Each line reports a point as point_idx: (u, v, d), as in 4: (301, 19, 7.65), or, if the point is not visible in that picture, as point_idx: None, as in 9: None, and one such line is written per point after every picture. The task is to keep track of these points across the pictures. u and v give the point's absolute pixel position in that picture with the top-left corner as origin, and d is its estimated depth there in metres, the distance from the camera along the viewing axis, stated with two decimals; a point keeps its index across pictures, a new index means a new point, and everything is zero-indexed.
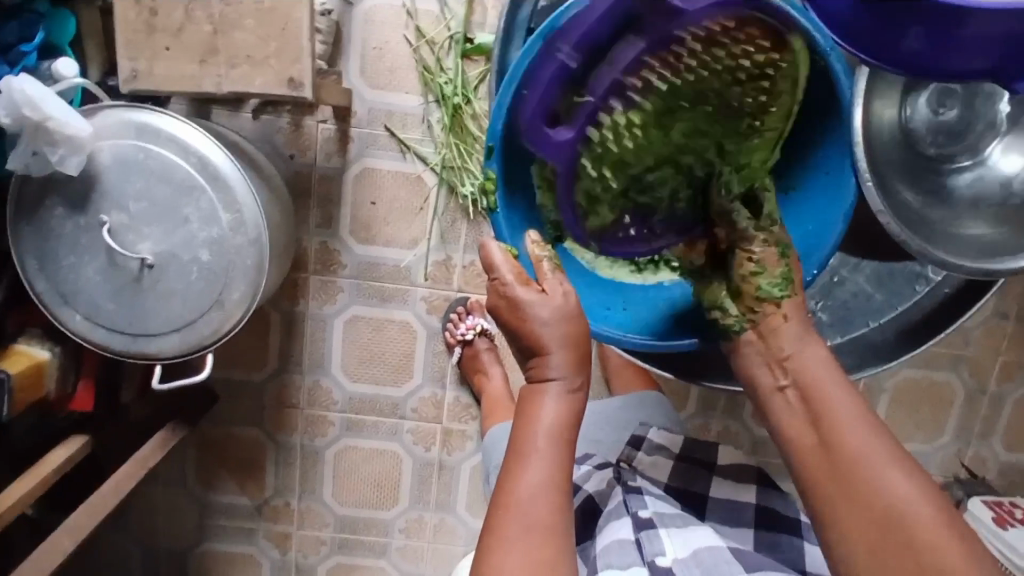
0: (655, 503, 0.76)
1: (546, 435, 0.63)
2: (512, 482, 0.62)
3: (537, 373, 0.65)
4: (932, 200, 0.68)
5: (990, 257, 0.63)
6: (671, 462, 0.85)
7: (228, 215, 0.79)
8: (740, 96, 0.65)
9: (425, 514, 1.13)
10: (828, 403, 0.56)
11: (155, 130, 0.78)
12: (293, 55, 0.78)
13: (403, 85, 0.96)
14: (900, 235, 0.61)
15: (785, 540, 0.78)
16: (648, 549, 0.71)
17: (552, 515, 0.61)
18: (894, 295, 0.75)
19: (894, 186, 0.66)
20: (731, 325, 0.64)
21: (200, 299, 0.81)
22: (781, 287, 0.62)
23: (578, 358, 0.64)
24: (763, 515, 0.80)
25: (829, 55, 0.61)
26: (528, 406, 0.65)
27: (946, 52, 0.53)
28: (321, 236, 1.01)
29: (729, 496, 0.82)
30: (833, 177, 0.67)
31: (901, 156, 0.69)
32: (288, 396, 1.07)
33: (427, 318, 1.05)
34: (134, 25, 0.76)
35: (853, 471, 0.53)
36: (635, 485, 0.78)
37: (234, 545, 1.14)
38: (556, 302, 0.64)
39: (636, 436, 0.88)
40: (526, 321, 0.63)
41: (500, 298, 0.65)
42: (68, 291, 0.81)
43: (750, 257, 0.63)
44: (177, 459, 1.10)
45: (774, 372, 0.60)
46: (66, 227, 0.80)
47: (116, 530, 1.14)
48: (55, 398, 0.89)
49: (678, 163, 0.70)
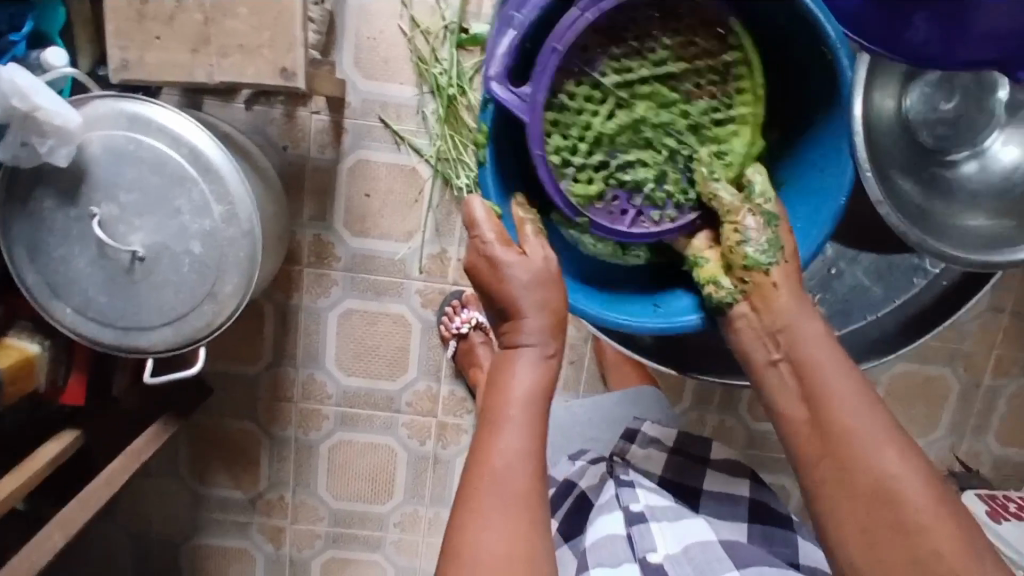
0: (647, 495, 0.76)
1: (519, 404, 0.61)
2: (486, 453, 0.60)
3: (512, 338, 0.62)
4: (932, 191, 0.68)
5: (989, 250, 0.63)
6: (663, 455, 0.85)
7: (221, 208, 0.78)
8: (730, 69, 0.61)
9: (420, 508, 1.12)
10: (823, 376, 0.56)
11: (146, 120, 0.77)
12: (287, 44, 0.76)
13: (398, 76, 0.95)
14: (897, 225, 0.62)
15: (780, 533, 0.78)
16: (641, 544, 0.71)
17: (528, 484, 0.60)
18: (892, 288, 0.75)
19: (894, 175, 0.65)
20: (723, 300, 0.63)
21: (192, 292, 0.81)
22: (768, 253, 0.61)
23: (554, 323, 0.62)
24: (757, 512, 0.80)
25: (837, 48, 0.56)
26: (501, 373, 0.63)
27: (954, 40, 0.52)
28: (315, 229, 1.00)
29: (723, 488, 0.82)
30: (825, 177, 0.63)
31: (900, 143, 0.68)
32: (282, 389, 1.06)
33: (422, 311, 1.04)
34: (124, 12, 0.75)
35: (848, 449, 0.53)
36: (627, 479, 0.78)
37: (227, 539, 1.14)
38: (535, 265, 0.61)
39: (629, 429, 0.88)
40: (503, 285, 0.61)
41: (479, 258, 0.62)
42: (58, 283, 0.80)
43: (737, 228, 0.61)
44: (171, 453, 1.09)
45: (768, 346, 0.59)
46: (56, 219, 0.78)
47: (108, 525, 1.14)
48: (46, 392, 0.88)
49: (659, 141, 0.62)
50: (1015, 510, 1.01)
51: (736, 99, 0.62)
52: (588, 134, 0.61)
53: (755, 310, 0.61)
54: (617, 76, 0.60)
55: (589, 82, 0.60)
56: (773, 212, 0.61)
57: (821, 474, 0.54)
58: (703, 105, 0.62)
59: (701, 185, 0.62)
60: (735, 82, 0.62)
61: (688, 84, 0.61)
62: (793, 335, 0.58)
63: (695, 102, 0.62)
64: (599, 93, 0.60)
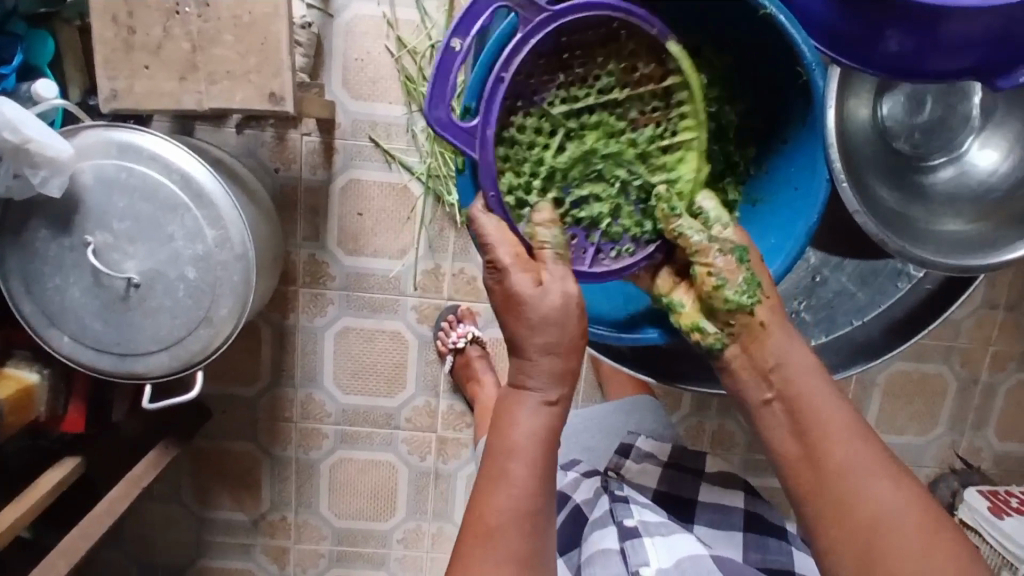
0: (641, 511, 0.75)
1: (522, 460, 0.53)
2: (482, 505, 0.54)
3: (518, 378, 0.54)
4: (909, 199, 0.68)
5: (972, 254, 0.63)
6: (658, 470, 0.85)
7: (213, 232, 0.79)
8: (672, 95, 0.57)
9: (422, 524, 1.12)
10: (816, 408, 0.53)
11: (137, 148, 0.77)
12: (274, 69, 0.77)
13: (386, 95, 0.96)
14: (877, 235, 0.61)
15: (774, 542, 0.77)
16: (633, 559, 0.70)
17: (527, 545, 0.54)
18: (878, 293, 0.75)
19: (872, 185, 0.65)
20: (713, 345, 0.57)
21: (187, 316, 0.81)
22: (749, 292, 0.55)
23: (568, 367, 0.53)
24: (752, 518, 0.80)
25: (814, 72, 0.55)
26: (500, 418, 0.55)
27: (928, 54, 0.53)
28: (309, 249, 1.01)
29: (717, 499, 0.83)
30: (801, 192, 0.62)
31: (877, 153, 0.69)
32: (281, 409, 1.07)
33: (418, 327, 1.05)
34: (112, 44, 0.76)
35: (843, 487, 0.52)
36: (621, 494, 0.78)
37: (231, 561, 1.14)
38: (550, 303, 0.51)
39: (624, 444, 0.88)
40: (514, 320, 0.52)
41: (493, 284, 0.53)
42: (55, 312, 0.81)
43: (710, 272, 0.56)
44: (172, 476, 1.10)
45: (759, 384, 0.55)
46: (50, 249, 0.79)
47: (112, 550, 1.14)
48: (45, 421, 0.88)
49: (610, 172, 0.59)
50: (1018, 506, 1.01)
51: (680, 126, 0.58)
52: (540, 170, 0.57)
53: (744, 347, 0.56)
54: (564, 105, 0.57)
55: (538, 113, 0.57)
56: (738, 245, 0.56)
57: (816, 509, 0.53)
58: (649, 133, 0.58)
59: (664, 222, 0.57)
60: (678, 107, 0.58)
61: (633, 111, 0.58)
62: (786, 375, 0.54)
63: (641, 130, 0.58)
64: (547, 124, 0.57)
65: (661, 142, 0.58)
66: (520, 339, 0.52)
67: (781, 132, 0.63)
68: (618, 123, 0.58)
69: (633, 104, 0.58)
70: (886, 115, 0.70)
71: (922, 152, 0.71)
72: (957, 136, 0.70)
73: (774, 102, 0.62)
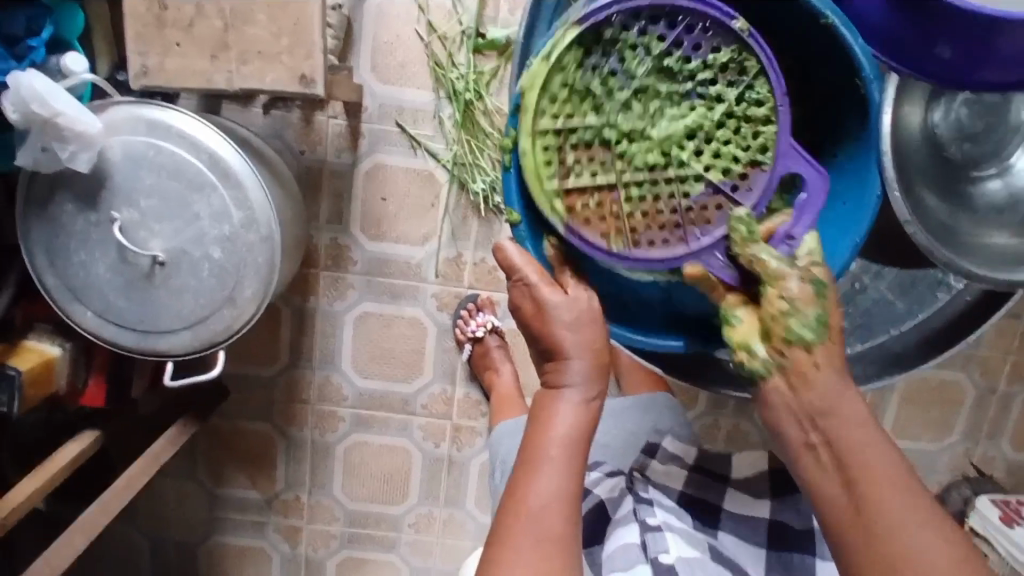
0: (664, 514, 0.76)
1: (559, 444, 0.58)
2: (523, 490, 0.58)
3: (553, 379, 0.59)
4: (958, 209, 0.64)
5: (1018, 267, 0.59)
6: (683, 473, 0.85)
7: (240, 213, 0.79)
8: (634, 205, 0.54)
9: (434, 509, 1.13)
10: (854, 447, 0.49)
11: (165, 126, 0.77)
12: (306, 51, 0.77)
13: (415, 80, 0.95)
14: (928, 246, 0.57)
15: (797, 558, 0.75)
16: (653, 547, 0.71)
17: (562, 525, 0.57)
18: (917, 304, 0.71)
19: (920, 191, 0.61)
20: (756, 370, 0.54)
21: (211, 297, 0.81)
22: (814, 330, 0.52)
23: (598, 365, 0.58)
24: (777, 535, 0.78)
25: (871, 83, 0.54)
26: (540, 413, 0.60)
27: (980, 62, 0.53)
28: (331, 233, 1.01)
29: (743, 509, 0.80)
30: (850, 209, 0.58)
31: (929, 163, 0.64)
32: (298, 391, 1.07)
33: (437, 314, 1.04)
34: (144, 20, 0.75)
35: (876, 505, 0.48)
36: (646, 496, 0.79)
37: (244, 539, 1.15)
38: (579, 304, 0.57)
39: (650, 447, 0.89)
40: (548, 327, 0.57)
41: (523, 300, 0.58)
42: (78, 287, 0.81)
43: (781, 294, 0.52)
44: (189, 453, 1.11)
45: (804, 427, 0.51)
46: (76, 223, 0.79)
47: (128, 524, 1.15)
48: (66, 394, 0.89)
49: (640, 109, 0.53)
50: None
51: (626, 190, 0.53)
52: (671, 83, 0.53)
53: (793, 389, 0.52)
54: (709, 143, 0.53)
55: (716, 116, 0.53)
56: (823, 281, 0.53)
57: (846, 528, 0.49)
58: (647, 168, 0.53)
59: (740, 248, 0.52)
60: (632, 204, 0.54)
61: (656, 178, 0.53)
62: (837, 421, 0.50)
63: (647, 171, 0.53)
64: (700, 111, 0.53)
65: (632, 171, 0.53)
66: (551, 339, 0.57)
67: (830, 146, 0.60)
68: (657, 154, 0.53)
69: (642, 195, 0.54)
70: (937, 123, 0.65)
71: (970, 163, 0.67)
72: (1006, 147, 0.67)
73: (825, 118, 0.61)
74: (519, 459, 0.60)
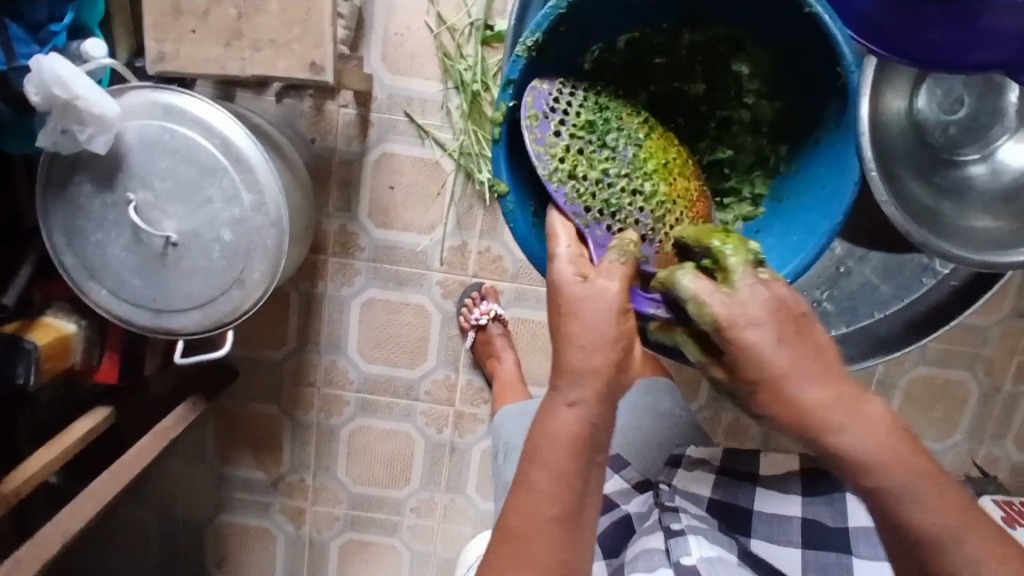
0: (689, 518, 0.74)
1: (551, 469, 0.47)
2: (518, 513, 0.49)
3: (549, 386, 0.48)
4: (940, 193, 0.65)
5: (1000, 249, 0.59)
6: (712, 476, 0.81)
7: (250, 196, 0.81)
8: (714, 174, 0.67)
9: (435, 495, 1.15)
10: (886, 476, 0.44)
11: (181, 111, 0.80)
12: (315, 40, 0.79)
13: (424, 71, 0.97)
14: (903, 225, 0.58)
15: (834, 560, 0.73)
16: (675, 550, 0.70)
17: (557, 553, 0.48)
18: (902, 288, 0.72)
19: (902, 176, 0.62)
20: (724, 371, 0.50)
21: (221, 278, 0.84)
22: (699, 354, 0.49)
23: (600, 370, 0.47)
24: (810, 536, 0.75)
25: (853, 74, 0.57)
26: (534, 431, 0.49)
27: (967, 45, 0.51)
28: (340, 220, 1.03)
29: (775, 510, 0.77)
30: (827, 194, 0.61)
31: (911, 146, 0.66)
32: (305, 374, 1.09)
33: (442, 302, 1.06)
34: (161, 7, 0.78)
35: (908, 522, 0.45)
36: (671, 503, 0.77)
37: (250, 519, 1.18)
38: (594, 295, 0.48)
39: (675, 455, 0.86)
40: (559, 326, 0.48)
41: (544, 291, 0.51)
42: (95, 266, 0.84)
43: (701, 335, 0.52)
44: (199, 433, 1.14)
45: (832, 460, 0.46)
46: (93, 204, 0.82)
47: (138, 501, 1.18)
48: (80, 370, 0.92)
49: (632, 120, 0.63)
50: None
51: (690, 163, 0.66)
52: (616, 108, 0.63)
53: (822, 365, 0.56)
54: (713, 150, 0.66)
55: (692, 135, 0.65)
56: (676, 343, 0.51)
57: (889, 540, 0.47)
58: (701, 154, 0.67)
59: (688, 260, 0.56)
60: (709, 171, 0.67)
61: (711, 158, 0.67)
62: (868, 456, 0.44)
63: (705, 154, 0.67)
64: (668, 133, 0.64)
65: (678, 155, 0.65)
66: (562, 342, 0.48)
67: (814, 132, 0.64)
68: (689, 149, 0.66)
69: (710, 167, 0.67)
70: (921, 108, 0.67)
71: (955, 147, 0.68)
72: (990, 132, 0.67)
73: (810, 104, 0.64)
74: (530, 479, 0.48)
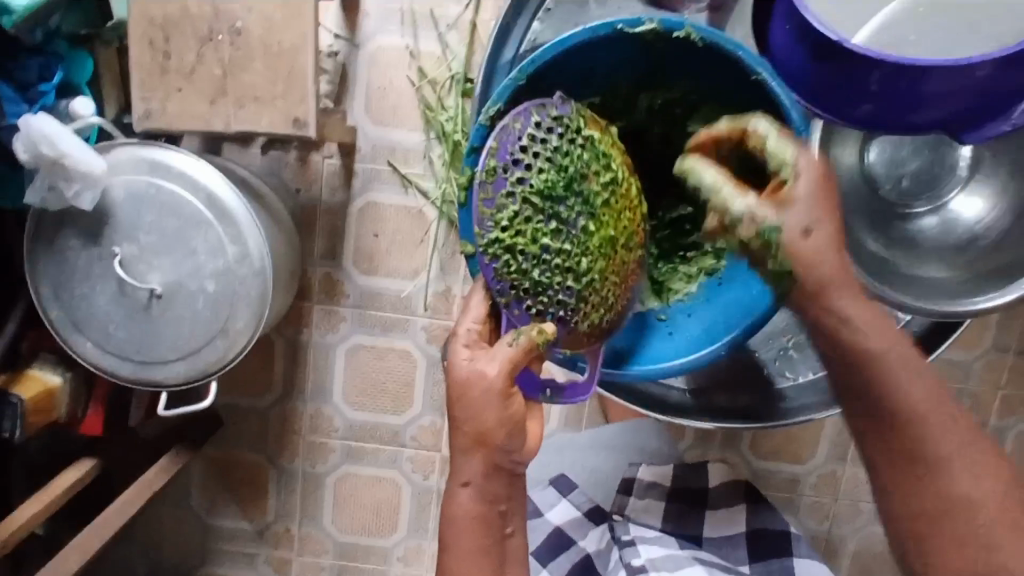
0: (646, 549, 0.84)
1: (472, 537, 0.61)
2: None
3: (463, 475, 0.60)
4: (894, 244, 0.76)
5: (956, 300, 0.69)
6: (661, 502, 0.91)
7: (234, 248, 0.82)
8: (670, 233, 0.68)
9: (423, 542, 1.13)
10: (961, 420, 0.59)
11: (167, 166, 0.81)
12: (299, 95, 0.81)
13: (406, 122, 1.00)
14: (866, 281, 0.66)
15: (776, 564, 0.85)
16: None
17: None
18: None
19: (857, 233, 0.73)
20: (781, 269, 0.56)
21: (205, 328, 0.84)
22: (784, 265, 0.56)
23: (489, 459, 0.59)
24: (756, 546, 0.88)
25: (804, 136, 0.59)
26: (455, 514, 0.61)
27: (907, 106, 0.63)
28: (325, 267, 1.04)
29: (721, 532, 0.90)
30: None
31: (861, 199, 0.76)
32: (291, 422, 1.09)
33: (428, 348, 1.07)
34: (148, 67, 0.80)
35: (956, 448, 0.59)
36: (627, 539, 0.86)
37: (235, 570, 1.16)
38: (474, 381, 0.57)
39: (625, 479, 0.92)
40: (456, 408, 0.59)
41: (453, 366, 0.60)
42: (80, 318, 0.84)
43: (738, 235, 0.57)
44: (184, 482, 1.13)
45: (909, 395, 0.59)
46: (79, 258, 0.83)
47: (122, 551, 1.17)
48: (65, 422, 0.92)
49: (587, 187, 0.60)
50: None
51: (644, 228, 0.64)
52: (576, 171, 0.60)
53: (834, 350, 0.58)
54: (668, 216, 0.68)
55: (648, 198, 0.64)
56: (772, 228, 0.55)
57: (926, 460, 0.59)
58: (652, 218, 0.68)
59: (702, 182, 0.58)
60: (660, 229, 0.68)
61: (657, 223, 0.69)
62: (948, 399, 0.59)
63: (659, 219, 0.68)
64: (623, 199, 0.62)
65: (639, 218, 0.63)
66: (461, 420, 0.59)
67: None
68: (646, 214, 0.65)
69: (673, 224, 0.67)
70: (873, 162, 0.77)
71: (908, 198, 0.77)
72: (941, 187, 0.77)
73: None
74: (459, 545, 0.61)
